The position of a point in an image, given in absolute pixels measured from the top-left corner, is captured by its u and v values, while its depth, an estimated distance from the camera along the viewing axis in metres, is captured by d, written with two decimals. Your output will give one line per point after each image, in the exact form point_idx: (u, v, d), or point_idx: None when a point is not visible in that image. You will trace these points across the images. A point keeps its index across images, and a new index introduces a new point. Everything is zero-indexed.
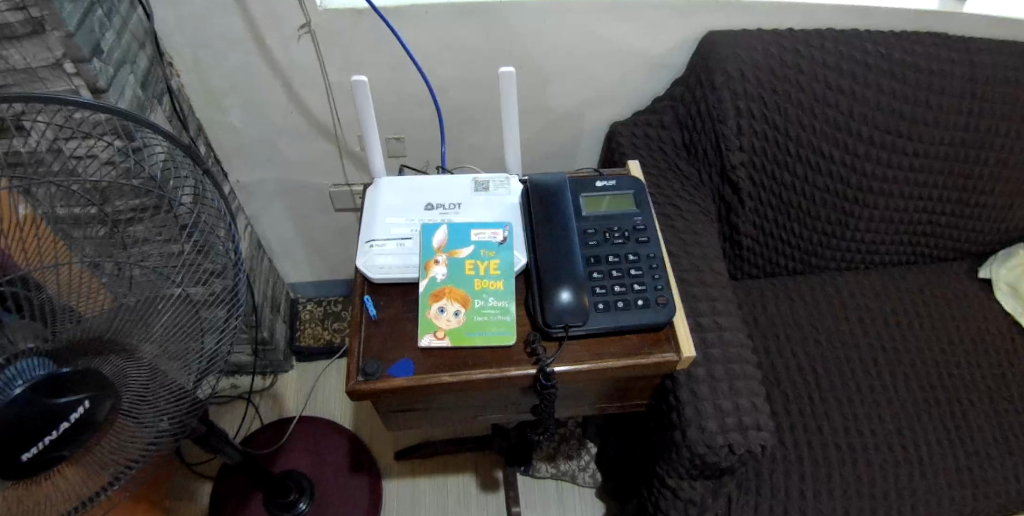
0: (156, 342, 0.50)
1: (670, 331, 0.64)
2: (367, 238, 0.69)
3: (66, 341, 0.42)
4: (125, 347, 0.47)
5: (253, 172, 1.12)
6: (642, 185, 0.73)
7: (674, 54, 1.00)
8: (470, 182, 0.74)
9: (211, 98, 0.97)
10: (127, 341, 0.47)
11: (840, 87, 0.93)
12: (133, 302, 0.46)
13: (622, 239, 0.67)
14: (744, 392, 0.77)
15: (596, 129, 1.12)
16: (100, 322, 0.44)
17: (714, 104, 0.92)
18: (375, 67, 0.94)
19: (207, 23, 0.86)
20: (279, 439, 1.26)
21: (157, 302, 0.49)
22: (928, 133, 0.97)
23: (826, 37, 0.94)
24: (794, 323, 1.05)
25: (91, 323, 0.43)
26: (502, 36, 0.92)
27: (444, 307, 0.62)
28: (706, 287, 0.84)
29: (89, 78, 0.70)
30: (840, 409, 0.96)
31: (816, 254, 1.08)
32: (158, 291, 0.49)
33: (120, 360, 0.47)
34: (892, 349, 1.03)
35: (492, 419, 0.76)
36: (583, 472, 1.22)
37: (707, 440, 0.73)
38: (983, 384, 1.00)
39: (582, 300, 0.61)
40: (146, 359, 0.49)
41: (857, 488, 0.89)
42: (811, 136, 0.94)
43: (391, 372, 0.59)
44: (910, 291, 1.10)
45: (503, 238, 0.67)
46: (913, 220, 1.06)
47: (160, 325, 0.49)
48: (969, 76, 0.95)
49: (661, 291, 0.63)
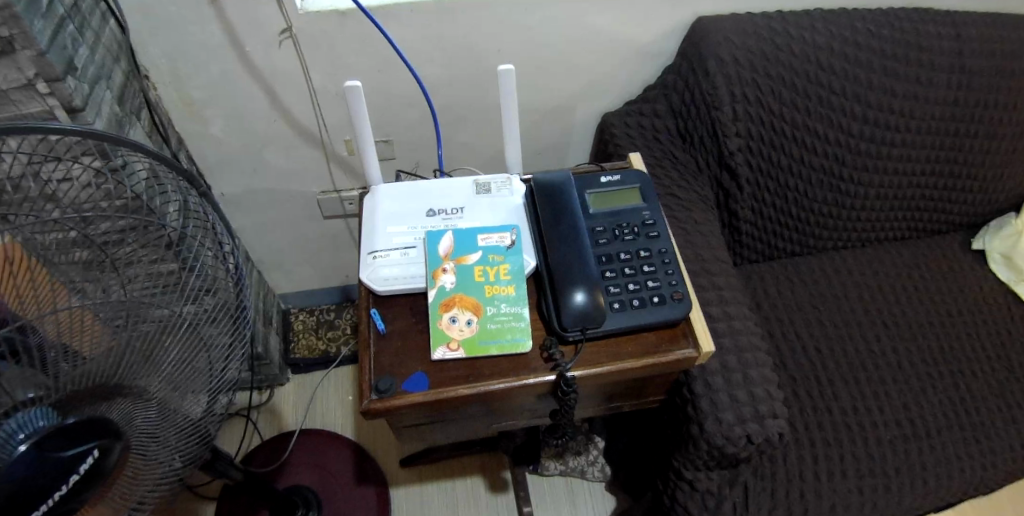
0: (164, 380, 0.47)
1: (687, 326, 0.62)
2: (369, 249, 0.65)
3: (72, 391, 0.39)
4: (134, 390, 0.44)
5: (237, 184, 1.08)
6: (647, 177, 0.70)
7: (663, 41, 0.98)
8: (471, 184, 0.70)
9: (191, 110, 0.93)
10: (136, 383, 0.44)
11: (832, 68, 0.93)
12: (142, 340, 0.44)
13: (632, 235, 0.64)
14: (759, 381, 0.76)
15: (587, 121, 1.11)
16: (109, 367, 0.41)
17: (708, 90, 0.91)
18: (360, 69, 0.91)
19: (182, 31, 0.82)
20: (280, 455, 1.23)
21: (165, 338, 0.46)
22: (919, 109, 0.97)
23: (816, 18, 0.94)
24: (796, 304, 1.05)
25: (98, 369, 0.40)
26: (489, 32, 0.90)
27: (456, 317, 0.59)
28: (712, 276, 0.83)
29: (65, 97, 0.66)
30: (847, 388, 0.96)
31: (814, 235, 1.07)
32: (164, 327, 0.46)
33: (129, 402, 0.44)
34: (894, 326, 1.04)
35: (507, 426, 0.74)
36: (592, 467, 1.22)
37: (725, 432, 0.72)
38: (983, 355, 1.02)
39: (598, 302, 0.58)
40: (154, 399, 0.47)
41: (869, 465, 0.90)
42: (806, 119, 0.94)
43: (405, 388, 0.56)
44: (906, 266, 1.11)
45: (511, 242, 0.64)
46: (907, 195, 1.06)
47: (168, 363, 0.47)
48: (956, 50, 0.95)
49: (676, 287, 0.61)
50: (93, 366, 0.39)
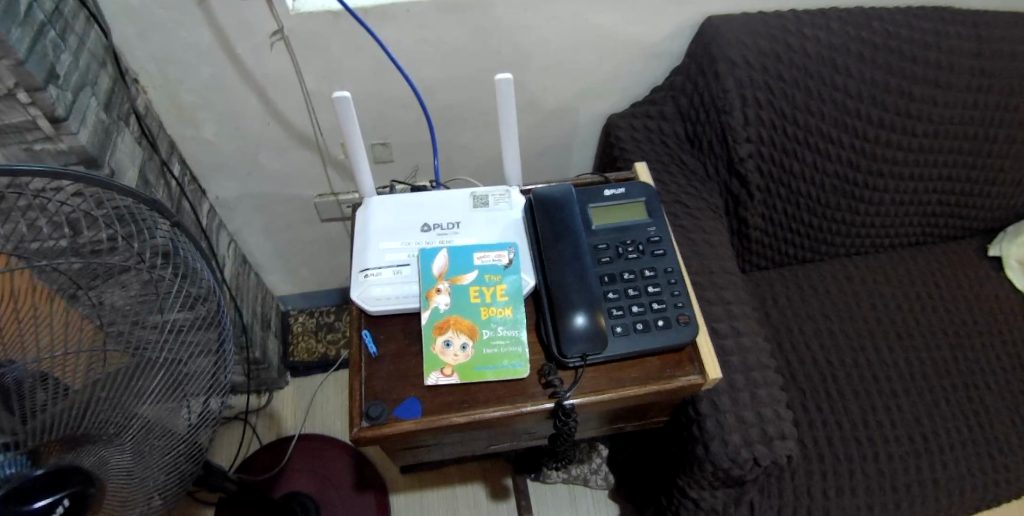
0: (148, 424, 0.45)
1: (693, 351, 0.59)
2: (361, 267, 0.62)
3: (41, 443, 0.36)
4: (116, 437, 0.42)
5: (232, 188, 1.06)
6: (653, 190, 0.67)
7: (672, 41, 0.94)
8: (468, 196, 0.68)
9: (182, 113, 0.91)
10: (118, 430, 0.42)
11: (847, 70, 0.89)
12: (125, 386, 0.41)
13: (636, 253, 0.61)
14: (767, 400, 0.73)
15: (592, 122, 1.08)
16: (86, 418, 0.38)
17: (718, 94, 0.87)
18: (356, 71, 0.88)
19: (171, 34, 0.79)
20: (279, 462, 1.22)
21: (152, 382, 0.44)
22: (937, 113, 0.93)
23: (831, 17, 0.90)
24: (806, 314, 1.02)
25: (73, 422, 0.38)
26: (489, 32, 0.87)
27: (450, 340, 0.56)
28: (720, 289, 0.80)
29: (47, 107, 0.62)
30: (858, 402, 0.93)
31: (826, 242, 1.04)
32: (152, 371, 0.44)
33: (108, 449, 0.42)
34: (908, 336, 1.00)
35: (505, 447, 0.71)
36: (595, 475, 1.19)
37: (731, 455, 0.70)
38: (1000, 367, 0.98)
39: (600, 326, 0.55)
40: (137, 444, 0.44)
41: (880, 483, 0.87)
42: (820, 123, 0.90)
43: (397, 415, 0.54)
44: (920, 273, 1.07)
45: (508, 260, 0.61)
46: (923, 201, 1.02)
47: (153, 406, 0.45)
48: (976, 52, 0.91)
49: (682, 309, 0.58)
50: (74, 414, 0.37)
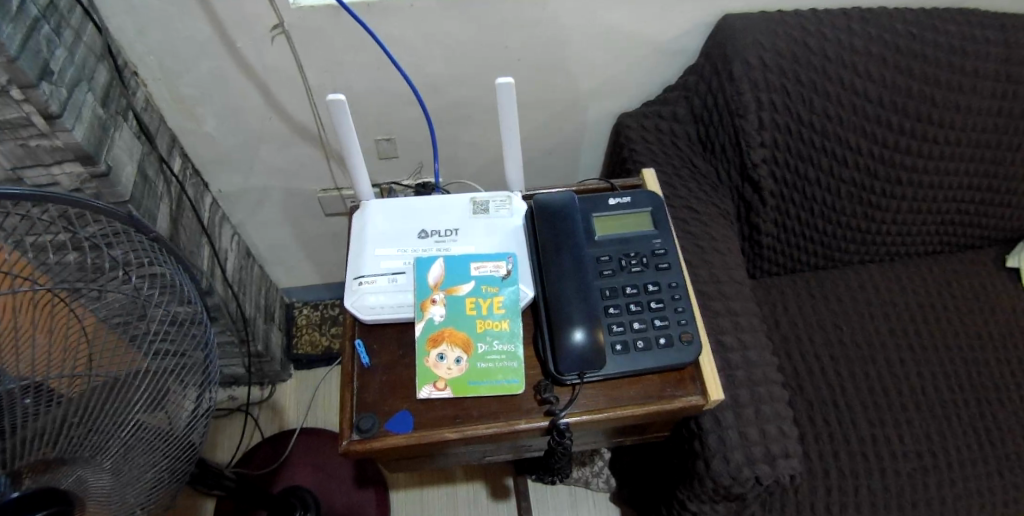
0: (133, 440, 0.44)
1: (695, 370, 0.57)
2: (356, 274, 0.61)
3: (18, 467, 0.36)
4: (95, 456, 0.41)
5: (235, 181, 1.05)
6: (659, 199, 0.65)
7: (686, 39, 0.91)
8: (468, 202, 0.66)
9: (183, 106, 0.89)
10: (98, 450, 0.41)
11: (868, 74, 0.85)
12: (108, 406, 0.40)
13: (640, 266, 0.59)
14: (771, 417, 0.71)
15: (601, 121, 1.05)
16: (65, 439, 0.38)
17: (732, 96, 0.84)
18: (358, 66, 0.86)
19: (170, 27, 0.77)
20: (280, 455, 1.22)
21: (134, 400, 0.43)
22: (961, 120, 0.89)
23: (853, 17, 0.86)
24: (816, 323, 0.99)
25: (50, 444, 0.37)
26: (494, 28, 0.84)
27: (444, 354, 0.55)
28: (727, 300, 0.77)
29: (40, 104, 0.60)
30: (866, 416, 0.91)
31: (840, 249, 1.01)
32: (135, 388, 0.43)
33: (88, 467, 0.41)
34: (921, 349, 0.97)
35: (501, 458, 0.70)
36: (597, 478, 1.18)
37: (732, 472, 0.68)
38: (1016, 384, 0.95)
39: (599, 343, 0.54)
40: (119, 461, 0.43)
41: (885, 500, 0.85)
42: (838, 128, 0.87)
43: (388, 429, 0.53)
44: (937, 284, 1.04)
45: (507, 271, 0.59)
46: (943, 210, 0.99)
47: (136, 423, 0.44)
48: (1004, 56, 0.87)
49: (685, 326, 0.56)
50: (48, 438, 0.36)
